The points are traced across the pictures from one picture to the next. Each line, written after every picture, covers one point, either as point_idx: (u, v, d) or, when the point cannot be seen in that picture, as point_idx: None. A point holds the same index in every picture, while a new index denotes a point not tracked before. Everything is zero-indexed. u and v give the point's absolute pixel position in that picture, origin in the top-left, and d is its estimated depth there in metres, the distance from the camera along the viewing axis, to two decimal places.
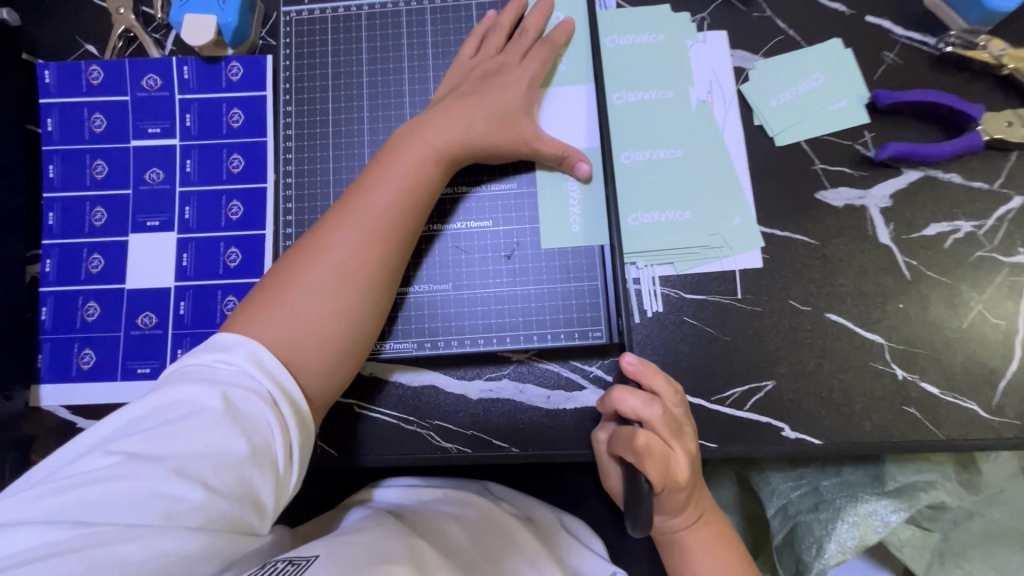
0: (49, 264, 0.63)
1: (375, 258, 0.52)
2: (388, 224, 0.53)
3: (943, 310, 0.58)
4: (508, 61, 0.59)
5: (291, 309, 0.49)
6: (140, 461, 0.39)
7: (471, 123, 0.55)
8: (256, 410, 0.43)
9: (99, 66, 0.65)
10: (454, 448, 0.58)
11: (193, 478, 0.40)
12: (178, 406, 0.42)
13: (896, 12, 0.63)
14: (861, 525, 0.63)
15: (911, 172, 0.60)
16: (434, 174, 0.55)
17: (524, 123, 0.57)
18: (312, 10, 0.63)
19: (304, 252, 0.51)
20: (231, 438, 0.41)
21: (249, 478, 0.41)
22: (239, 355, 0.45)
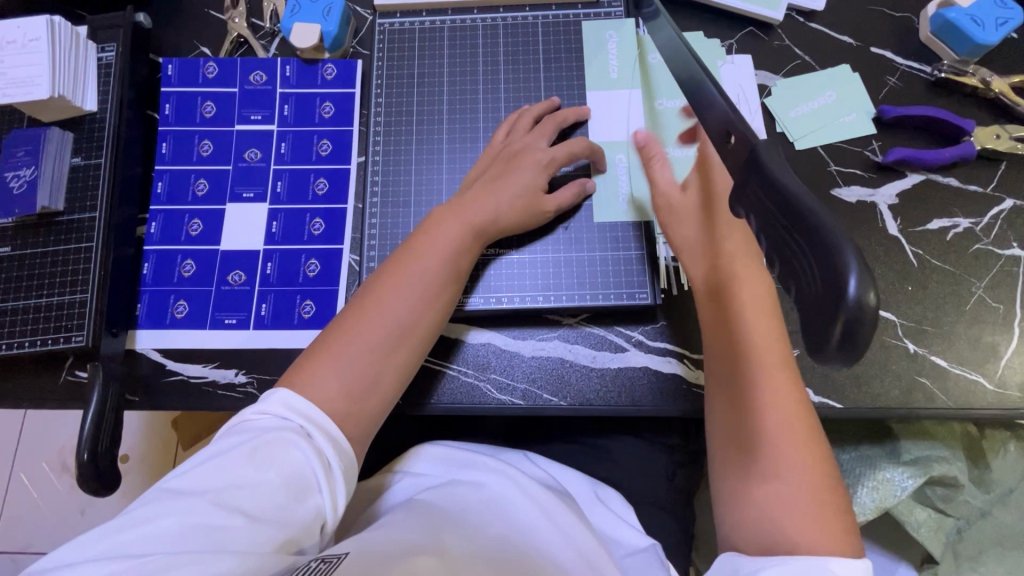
0: (154, 226, 0.72)
1: (409, 327, 0.58)
2: (424, 293, 0.59)
3: (948, 293, 0.65)
4: (532, 142, 0.66)
5: (335, 371, 0.54)
6: (188, 497, 0.44)
7: (499, 206, 0.62)
8: (291, 443, 0.48)
9: (214, 63, 0.76)
10: (507, 400, 0.64)
11: (236, 508, 0.44)
12: (219, 451, 0.48)
13: (896, 45, 0.74)
14: (881, 489, 0.71)
15: (914, 175, 0.69)
16: (466, 246, 0.61)
17: (544, 201, 0.64)
18: (402, 23, 0.75)
19: (346, 324, 0.57)
20: (267, 470, 0.46)
21: (288, 504, 0.46)
22: (272, 403, 0.51)
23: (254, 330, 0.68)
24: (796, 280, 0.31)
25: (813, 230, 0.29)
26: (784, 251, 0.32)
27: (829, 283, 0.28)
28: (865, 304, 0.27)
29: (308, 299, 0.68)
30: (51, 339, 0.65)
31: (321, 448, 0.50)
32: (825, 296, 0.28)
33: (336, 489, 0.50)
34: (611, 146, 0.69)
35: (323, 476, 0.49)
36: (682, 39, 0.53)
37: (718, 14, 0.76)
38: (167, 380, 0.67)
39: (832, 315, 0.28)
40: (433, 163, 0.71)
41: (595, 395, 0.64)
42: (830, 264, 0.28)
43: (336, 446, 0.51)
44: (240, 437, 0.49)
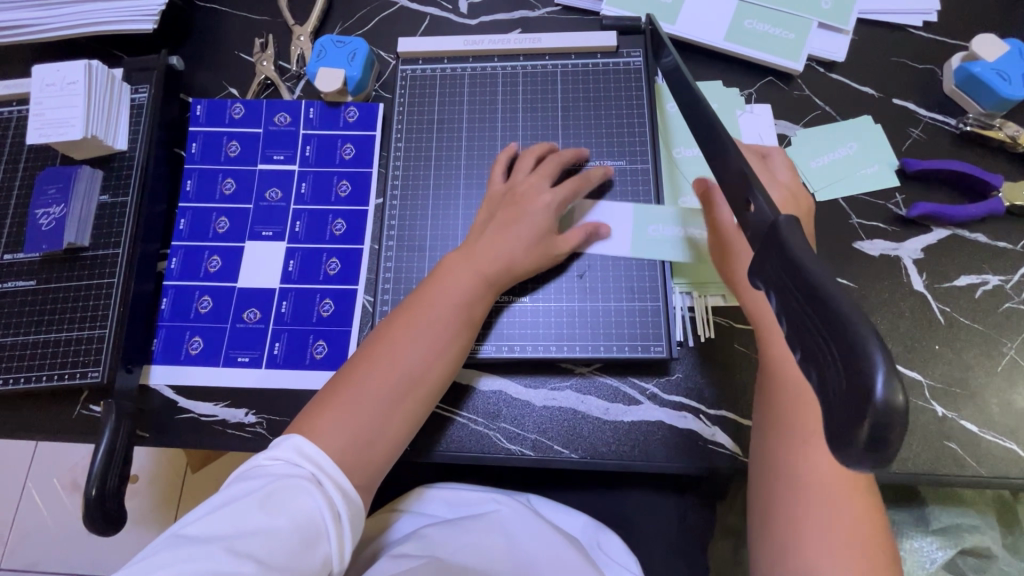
0: (174, 262, 0.73)
1: (417, 377, 0.57)
2: (435, 341, 0.58)
3: (978, 355, 0.63)
4: (537, 188, 0.65)
5: (341, 421, 0.54)
6: (203, 544, 0.43)
7: (513, 254, 0.62)
8: (303, 490, 0.48)
9: (241, 104, 0.78)
10: (518, 451, 0.63)
11: (249, 555, 0.43)
12: (230, 496, 0.47)
13: (918, 97, 0.73)
14: (908, 560, 0.68)
15: (940, 230, 0.67)
16: (479, 298, 0.61)
17: (554, 243, 0.64)
18: (424, 69, 0.76)
19: (352, 372, 0.57)
20: (279, 517, 0.45)
21: (298, 552, 0.45)
22: (285, 448, 0.51)
23: (266, 369, 0.68)
24: (817, 356, 0.29)
25: (826, 312, 0.28)
26: (807, 337, 0.30)
27: (854, 382, 0.26)
28: (893, 406, 0.25)
29: (320, 340, 0.69)
30: (67, 374, 0.65)
31: (332, 497, 0.49)
32: (849, 393, 0.26)
33: (342, 538, 0.49)
34: (636, 224, 0.67)
35: (332, 525, 0.48)
36: (691, 83, 0.56)
37: (737, 63, 0.76)
38: (177, 417, 0.67)
39: (857, 414, 0.26)
40: (450, 206, 0.71)
41: (608, 449, 0.62)
42: (854, 356, 0.26)
43: (345, 495, 0.51)
44: (252, 483, 0.48)
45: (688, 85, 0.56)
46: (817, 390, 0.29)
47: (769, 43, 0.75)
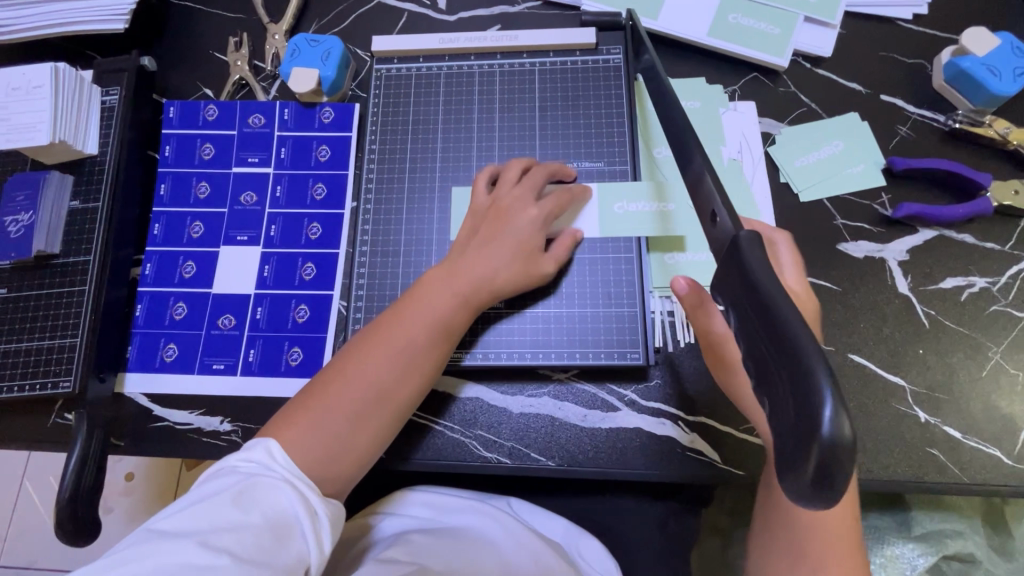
0: (148, 268, 0.72)
1: (390, 396, 0.57)
2: (410, 358, 0.57)
3: (962, 359, 0.62)
4: (519, 199, 0.63)
5: (309, 437, 0.53)
6: (174, 540, 0.42)
7: (494, 273, 0.60)
8: (276, 489, 0.47)
9: (215, 106, 0.77)
10: (494, 458, 0.62)
11: (224, 548, 0.42)
12: (200, 496, 0.46)
13: (906, 93, 0.71)
14: (890, 567, 0.68)
15: (926, 231, 0.66)
16: (456, 316, 0.60)
17: (536, 263, 0.62)
18: (399, 68, 0.74)
19: (324, 386, 0.55)
20: (254, 512, 0.44)
21: (273, 546, 0.44)
22: (258, 450, 0.50)
23: (241, 376, 0.68)
24: (767, 381, 0.28)
25: (774, 330, 0.28)
26: (761, 361, 0.29)
27: (803, 414, 0.25)
28: (840, 438, 0.24)
29: (295, 346, 0.68)
30: (39, 383, 0.65)
31: (306, 495, 0.49)
32: (797, 425, 0.25)
33: (317, 536, 0.47)
34: (602, 203, 0.66)
35: (306, 522, 0.47)
36: (664, 85, 0.54)
37: (721, 59, 0.74)
38: (152, 426, 0.67)
39: (803, 444, 0.25)
40: (425, 210, 0.70)
41: (585, 456, 0.61)
42: (798, 381, 0.25)
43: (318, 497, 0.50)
44: (222, 481, 0.47)
45: (661, 88, 0.55)
46: (767, 421, 0.28)
47: (754, 39, 0.73)
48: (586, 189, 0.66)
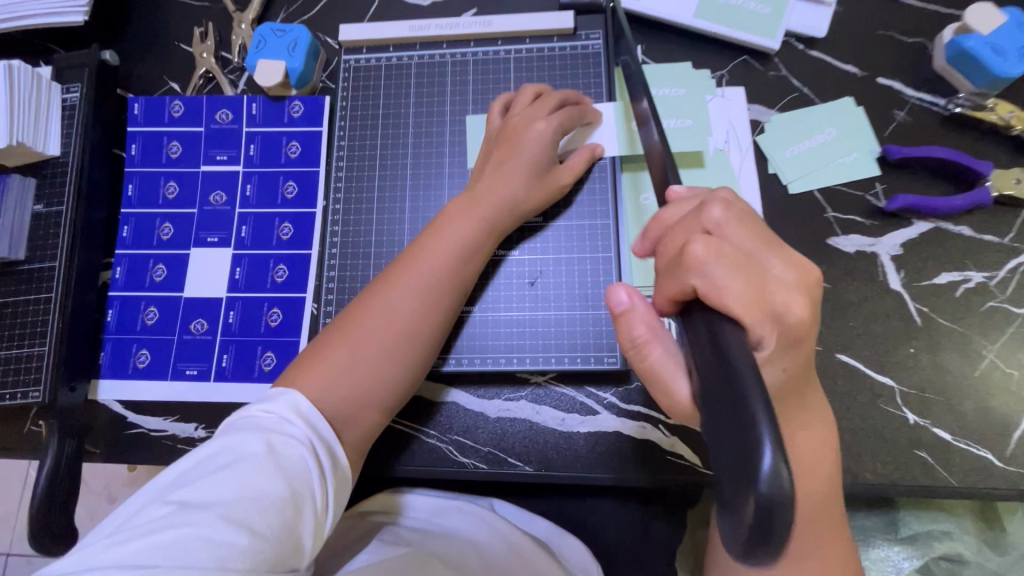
0: (118, 272, 0.70)
1: (414, 325, 0.55)
2: (429, 291, 0.56)
3: (955, 357, 0.59)
4: (532, 118, 0.61)
5: (334, 367, 0.52)
6: (191, 510, 0.40)
7: (513, 191, 0.59)
8: (298, 457, 0.45)
9: (181, 101, 0.74)
10: (470, 464, 0.61)
11: (242, 523, 0.40)
12: (224, 455, 0.44)
13: (904, 75, 0.67)
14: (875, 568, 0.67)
15: (921, 224, 0.63)
16: (479, 241, 0.59)
17: (553, 177, 0.61)
18: (368, 59, 0.71)
19: (348, 319, 0.55)
20: (277, 482, 0.43)
21: (292, 520, 0.43)
22: (280, 404, 0.48)
23: (214, 382, 0.66)
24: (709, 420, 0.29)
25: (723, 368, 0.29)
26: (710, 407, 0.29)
27: (743, 463, 0.25)
28: (780, 488, 0.24)
29: (268, 351, 0.66)
30: (9, 393, 0.64)
31: (323, 464, 0.47)
32: (736, 470, 0.26)
33: (328, 512, 0.46)
34: (616, 120, 0.65)
35: (321, 498, 0.45)
36: (650, 99, 0.54)
37: (708, 42, 0.70)
38: (127, 433, 0.66)
39: (743, 487, 0.25)
40: (396, 208, 0.67)
41: (563, 461, 0.60)
42: (741, 425, 0.26)
43: (334, 460, 0.48)
44: (245, 438, 0.45)
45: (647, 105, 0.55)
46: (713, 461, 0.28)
47: (743, 19, 0.69)
48: (598, 111, 0.65)
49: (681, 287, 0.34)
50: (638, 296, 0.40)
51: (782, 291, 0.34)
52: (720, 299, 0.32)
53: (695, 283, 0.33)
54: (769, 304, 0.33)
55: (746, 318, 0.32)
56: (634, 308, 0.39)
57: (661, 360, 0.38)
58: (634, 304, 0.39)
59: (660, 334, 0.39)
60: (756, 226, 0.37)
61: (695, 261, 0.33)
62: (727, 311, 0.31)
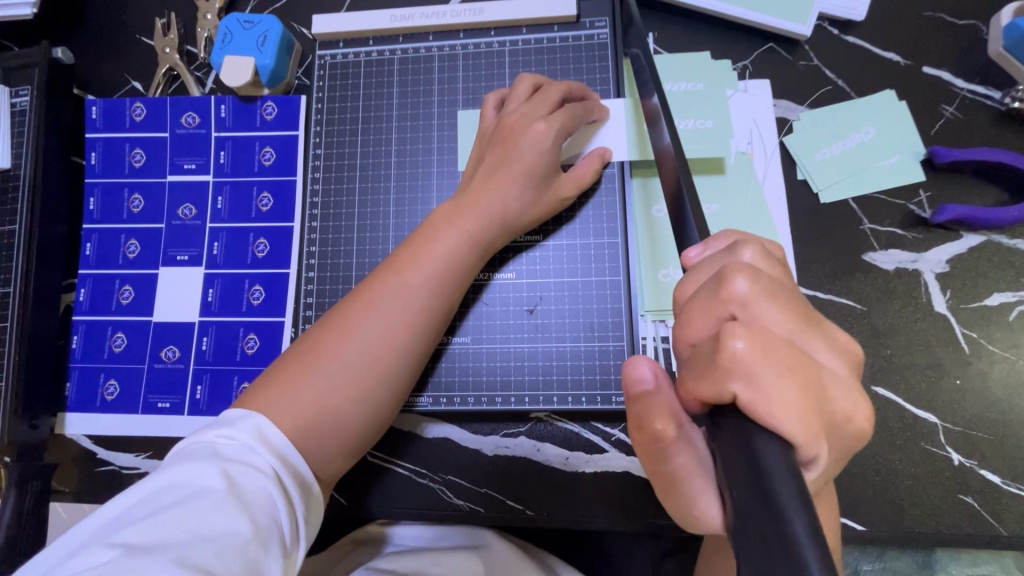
0: (82, 294, 0.65)
1: (392, 351, 0.49)
2: (411, 308, 0.50)
3: (1009, 390, 0.53)
4: (530, 118, 0.53)
5: (300, 397, 0.45)
6: (137, 552, 0.34)
7: (507, 201, 0.52)
8: (263, 489, 0.39)
9: (143, 104, 0.67)
10: (465, 506, 0.56)
11: (197, 565, 0.34)
12: (175, 490, 0.37)
13: (954, 64, 0.59)
14: None
15: (971, 237, 0.56)
16: (470, 251, 0.52)
17: (553, 185, 0.54)
18: (346, 54, 0.64)
19: (320, 339, 0.48)
20: (240, 517, 0.37)
21: (258, 560, 0.36)
22: (241, 429, 0.42)
23: (188, 416, 0.61)
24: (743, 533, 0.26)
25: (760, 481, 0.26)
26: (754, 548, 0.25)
27: None
28: None
29: (245, 381, 0.61)
30: None
31: (290, 495, 0.41)
32: None
33: (297, 550, 0.40)
34: (627, 121, 0.57)
35: (290, 533, 0.40)
36: (658, 92, 0.46)
37: (730, 28, 0.62)
38: (98, 470, 0.61)
39: None
40: (379, 224, 0.61)
41: (566, 505, 0.55)
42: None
43: (302, 491, 0.43)
44: (202, 469, 0.38)
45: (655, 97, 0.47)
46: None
47: (770, 2, 0.60)
48: (605, 109, 0.57)
49: (717, 392, 0.29)
50: (663, 375, 0.34)
51: (831, 387, 0.30)
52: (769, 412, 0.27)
53: (736, 388, 0.28)
54: (823, 405, 0.29)
55: (796, 430, 0.27)
56: (658, 394, 0.33)
57: (688, 465, 0.33)
58: (659, 387, 0.33)
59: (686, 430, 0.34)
60: (790, 300, 0.31)
61: (738, 361, 0.28)
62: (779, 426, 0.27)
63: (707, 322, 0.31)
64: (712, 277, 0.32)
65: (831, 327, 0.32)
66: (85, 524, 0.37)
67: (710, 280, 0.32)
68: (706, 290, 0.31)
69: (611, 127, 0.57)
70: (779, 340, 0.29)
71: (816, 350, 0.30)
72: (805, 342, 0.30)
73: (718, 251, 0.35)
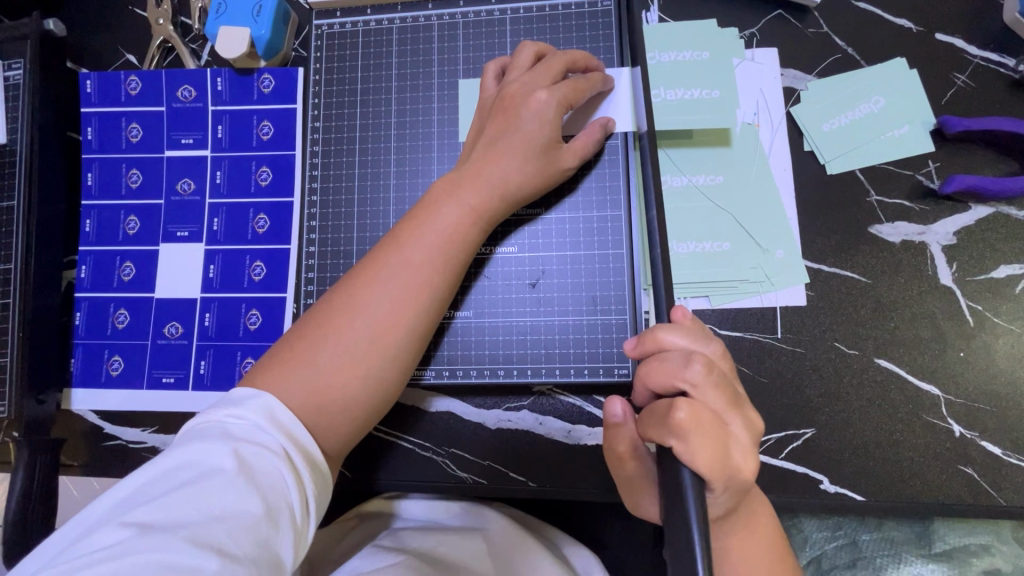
0: (84, 271, 0.65)
1: (399, 326, 0.48)
2: (416, 285, 0.49)
3: (1010, 362, 0.53)
4: (531, 87, 0.52)
5: (307, 374, 0.45)
6: (151, 532, 0.34)
7: (509, 173, 0.51)
8: (273, 468, 0.39)
9: (137, 77, 0.66)
10: (470, 479, 0.56)
11: (211, 544, 0.35)
12: (187, 470, 0.38)
13: (967, 30, 0.58)
14: None
15: (980, 208, 0.55)
16: (473, 228, 0.51)
17: (558, 155, 0.53)
18: (343, 23, 0.62)
19: (325, 317, 0.48)
20: (251, 497, 0.37)
21: (270, 538, 0.37)
22: (251, 409, 0.42)
23: (193, 391, 0.62)
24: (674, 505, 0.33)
25: None
26: None
27: None
28: None
29: (248, 356, 0.61)
30: None
31: (301, 473, 0.41)
32: None
33: (310, 526, 0.41)
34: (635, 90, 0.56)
35: (302, 512, 0.40)
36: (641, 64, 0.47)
37: None
38: (106, 445, 0.62)
39: None
40: (380, 198, 0.60)
41: (569, 477, 0.55)
42: None
43: (313, 470, 0.43)
44: (213, 450, 0.39)
45: (636, 69, 0.48)
46: None
47: None
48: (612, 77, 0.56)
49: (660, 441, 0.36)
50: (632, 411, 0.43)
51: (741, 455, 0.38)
52: (689, 461, 0.35)
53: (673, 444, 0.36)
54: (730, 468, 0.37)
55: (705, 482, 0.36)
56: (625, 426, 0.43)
57: (639, 474, 0.44)
58: (626, 421, 0.43)
59: (641, 454, 0.43)
60: (730, 386, 0.39)
61: (679, 425, 0.36)
62: (694, 471, 0.35)
63: (663, 382, 0.39)
64: (681, 353, 0.39)
65: (750, 408, 0.40)
66: (102, 498, 0.38)
67: (680, 354, 0.39)
68: (672, 359, 0.39)
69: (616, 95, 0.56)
70: (712, 416, 0.37)
71: (736, 425, 0.38)
72: (730, 418, 0.38)
73: (690, 328, 0.41)
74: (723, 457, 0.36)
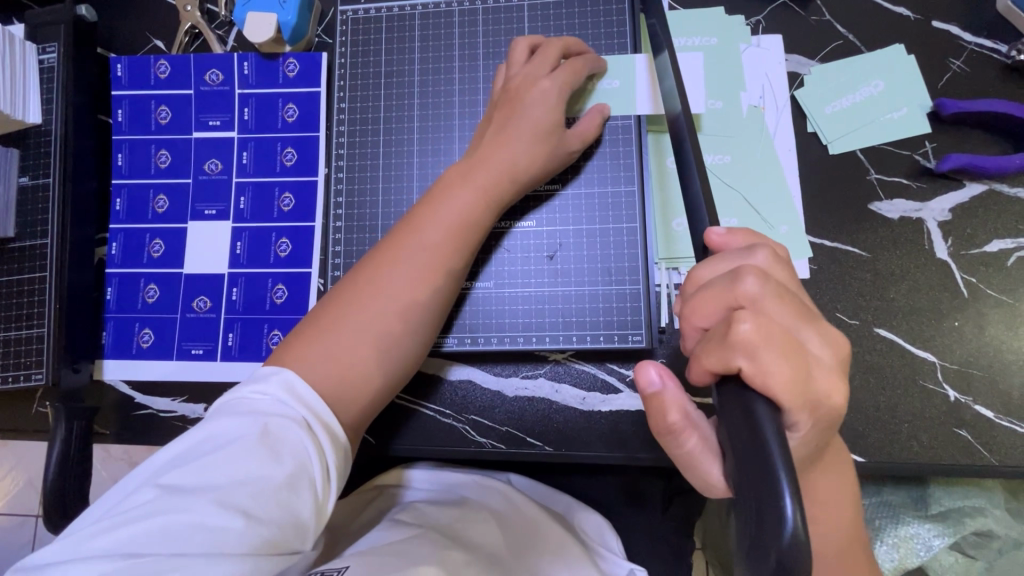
0: (114, 248, 0.67)
1: (411, 303, 0.51)
2: (429, 267, 0.51)
3: (1002, 330, 0.56)
4: (536, 75, 0.55)
5: (327, 349, 0.47)
6: (179, 494, 0.37)
7: (517, 155, 0.54)
8: (292, 437, 0.41)
9: (166, 61, 0.68)
10: (488, 444, 0.59)
11: (235, 507, 0.37)
12: (213, 439, 0.40)
13: (963, 18, 0.60)
14: (900, 546, 0.68)
15: (973, 186, 0.58)
16: (479, 212, 0.54)
17: (563, 138, 0.56)
18: (367, 10, 0.65)
19: (351, 294, 0.50)
20: (271, 465, 0.38)
21: (292, 502, 0.39)
22: (272, 384, 0.44)
23: (221, 361, 0.64)
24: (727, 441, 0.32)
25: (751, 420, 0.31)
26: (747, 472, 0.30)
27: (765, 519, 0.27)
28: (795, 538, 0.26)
29: (274, 329, 0.64)
30: (13, 376, 0.62)
31: (321, 442, 0.42)
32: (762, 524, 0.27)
33: (331, 494, 0.42)
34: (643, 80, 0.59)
35: (323, 480, 0.41)
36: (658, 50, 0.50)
37: None
38: (137, 413, 0.65)
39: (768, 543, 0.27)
40: (403, 178, 0.63)
41: (584, 442, 0.58)
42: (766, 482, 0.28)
43: (335, 442, 0.44)
44: (235, 421, 0.40)
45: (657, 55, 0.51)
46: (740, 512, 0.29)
47: None
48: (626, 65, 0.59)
49: (724, 366, 0.33)
50: (667, 375, 0.38)
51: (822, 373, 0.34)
52: (763, 384, 0.32)
53: (742, 364, 0.32)
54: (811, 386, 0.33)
55: (788, 405, 0.32)
56: (666, 393, 0.37)
57: (697, 448, 0.38)
58: (666, 388, 0.37)
59: (693, 416, 0.38)
60: (794, 298, 0.35)
61: (742, 340, 0.32)
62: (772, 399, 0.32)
63: (715, 309, 0.35)
64: (727, 273, 0.36)
65: (827, 324, 0.37)
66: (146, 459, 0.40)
67: (726, 274, 0.36)
68: (720, 281, 0.36)
69: (627, 81, 0.59)
70: (777, 329, 0.33)
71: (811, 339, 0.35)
72: (801, 330, 0.35)
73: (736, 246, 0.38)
74: (799, 370, 0.33)
